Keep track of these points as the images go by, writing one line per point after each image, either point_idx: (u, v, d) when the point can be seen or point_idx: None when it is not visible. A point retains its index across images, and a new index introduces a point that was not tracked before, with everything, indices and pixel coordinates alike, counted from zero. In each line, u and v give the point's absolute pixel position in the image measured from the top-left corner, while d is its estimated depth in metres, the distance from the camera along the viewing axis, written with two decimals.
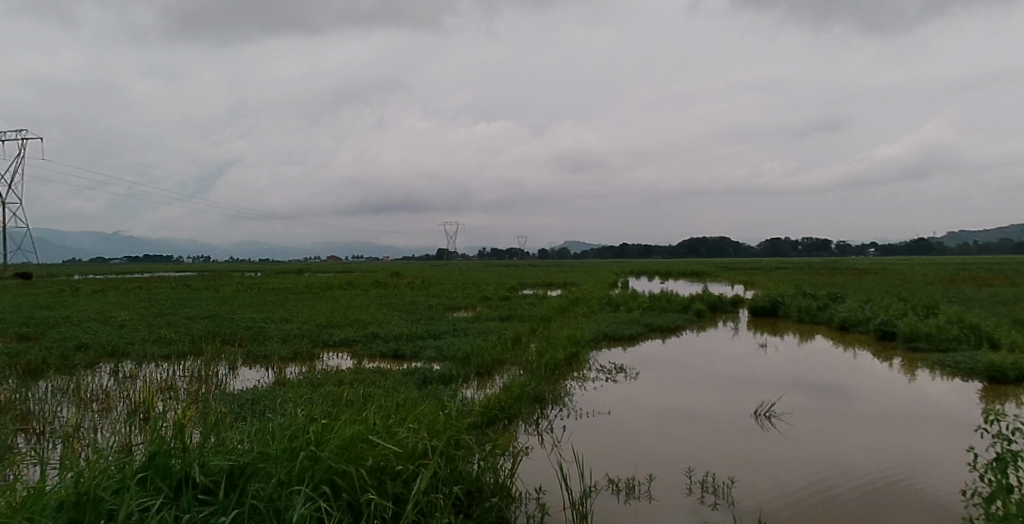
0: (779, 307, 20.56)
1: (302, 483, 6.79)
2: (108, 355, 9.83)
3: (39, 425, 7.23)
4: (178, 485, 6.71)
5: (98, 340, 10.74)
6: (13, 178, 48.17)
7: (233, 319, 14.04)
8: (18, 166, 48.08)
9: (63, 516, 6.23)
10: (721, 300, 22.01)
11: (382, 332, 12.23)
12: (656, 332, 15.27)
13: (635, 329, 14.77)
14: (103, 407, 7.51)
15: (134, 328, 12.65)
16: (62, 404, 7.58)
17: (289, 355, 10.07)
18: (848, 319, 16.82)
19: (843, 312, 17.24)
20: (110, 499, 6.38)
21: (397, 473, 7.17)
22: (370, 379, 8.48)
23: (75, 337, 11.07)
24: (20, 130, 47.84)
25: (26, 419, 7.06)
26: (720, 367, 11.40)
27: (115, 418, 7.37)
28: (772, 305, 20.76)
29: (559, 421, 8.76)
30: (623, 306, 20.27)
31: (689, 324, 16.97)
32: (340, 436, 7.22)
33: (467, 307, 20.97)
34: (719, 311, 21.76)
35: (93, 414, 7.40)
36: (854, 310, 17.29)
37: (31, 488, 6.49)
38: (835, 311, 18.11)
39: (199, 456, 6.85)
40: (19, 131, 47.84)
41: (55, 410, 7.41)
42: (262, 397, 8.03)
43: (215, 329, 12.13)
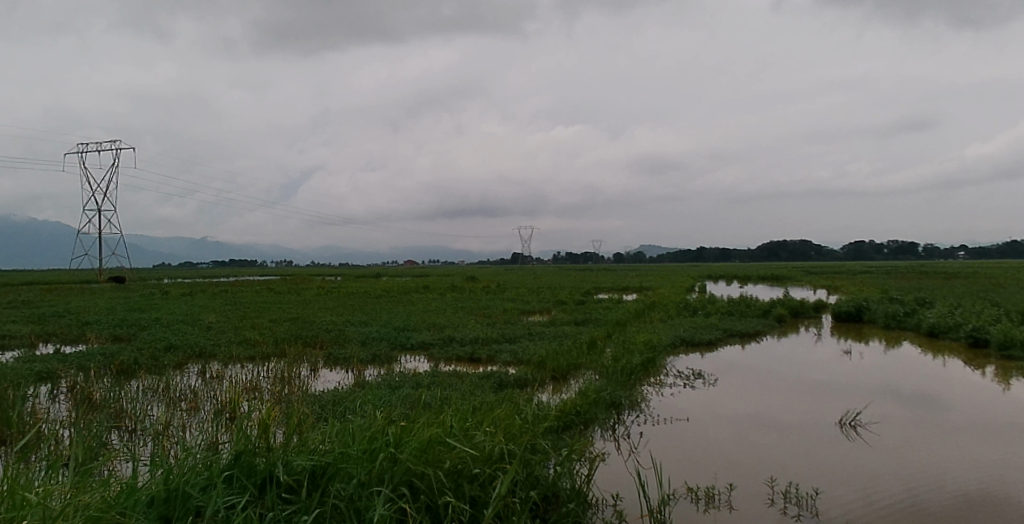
0: (864, 313, 19.94)
1: (382, 484, 6.87)
2: (196, 356, 10.16)
3: (130, 421, 7.42)
4: (262, 483, 6.85)
5: (186, 341, 11.14)
6: (101, 190, 51.28)
7: (314, 321, 14.39)
8: (111, 177, 51.54)
9: (154, 511, 6.43)
10: (801, 305, 21.47)
11: (458, 336, 12.34)
12: (736, 337, 14.96)
13: (715, 334, 14.50)
14: (191, 404, 7.68)
15: (220, 330, 13.09)
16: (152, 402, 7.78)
17: (368, 358, 10.20)
18: (938, 325, 16.17)
19: (932, 319, 16.60)
20: (198, 496, 6.55)
21: (474, 476, 7.19)
22: (448, 381, 8.52)
23: (165, 338, 11.52)
24: (114, 141, 51.05)
25: (119, 417, 7.27)
26: (802, 374, 11.05)
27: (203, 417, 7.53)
28: (857, 311, 20.14)
29: (636, 427, 8.63)
30: (701, 311, 19.97)
31: (770, 329, 16.60)
32: (418, 437, 7.29)
33: (541, 311, 21.03)
34: (801, 316, 21.25)
35: (181, 412, 7.59)
36: (944, 316, 16.60)
37: (125, 482, 6.69)
38: (924, 316, 17.44)
39: (282, 456, 6.96)
40: (113, 142, 51.03)
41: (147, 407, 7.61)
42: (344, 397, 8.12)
43: (297, 332, 12.44)
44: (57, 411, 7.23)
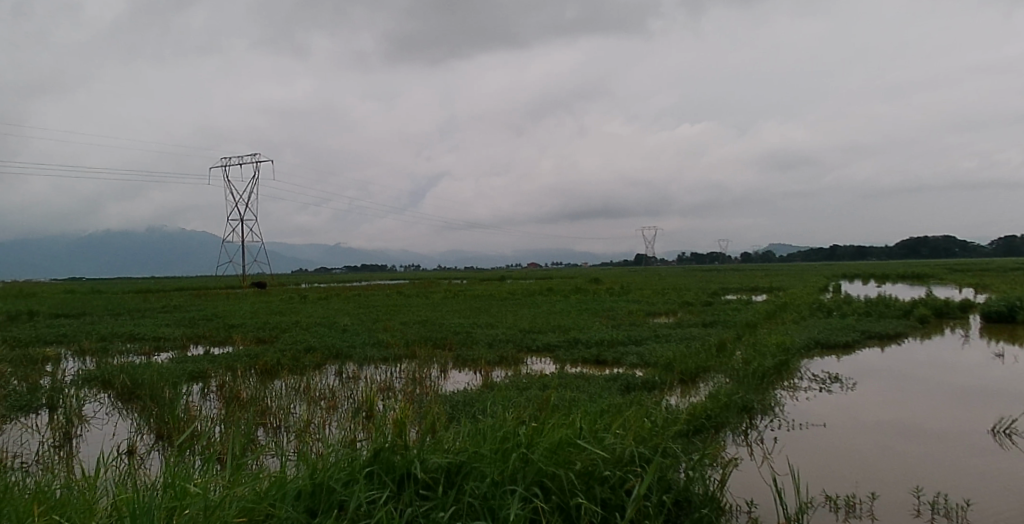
0: (1019, 313, 18.62)
1: (515, 483, 7.01)
2: (333, 356, 10.65)
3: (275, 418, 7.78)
4: (400, 479, 7.15)
5: (323, 343, 11.73)
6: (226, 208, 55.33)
7: (443, 324, 14.93)
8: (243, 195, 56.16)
9: (302, 504, 6.80)
10: (947, 305, 20.33)
11: (584, 337, 12.46)
12: (875, 339, 14.35)
13: (852, 336, 13.98)
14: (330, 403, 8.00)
15: (357, 331, 13.73)
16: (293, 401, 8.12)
17: (496, 358, 10.36)
18: None
19: None
20: (341, 491, 6.88)
21: (605, 478, 7.21)
22: (575, 382, 8.55)
23: (304, 340, 12.16)
24: (244, 159, 55.46)
25: (265, 414, 7.66)
26: (949, 379, 10.41)
27: (340, 416, 7.86)
28: (1010, 310, 18.84)
29: (769, 433, 8.40)
30: (836, 311, 19.27)
31: (912, 331, 15.81)
32: (549, 438, 7.39)
33: (667, 312, 20.88)
34: (946, 317, 20.11)
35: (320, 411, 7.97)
36: None
37: (275, 475, 7.08)
38: None
39: (419, 454, 7.24)
40: (242, 159, 55.45)
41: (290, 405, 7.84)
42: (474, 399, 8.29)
43: (427, 333, 12.91)
44: (209, 407, 7.66)
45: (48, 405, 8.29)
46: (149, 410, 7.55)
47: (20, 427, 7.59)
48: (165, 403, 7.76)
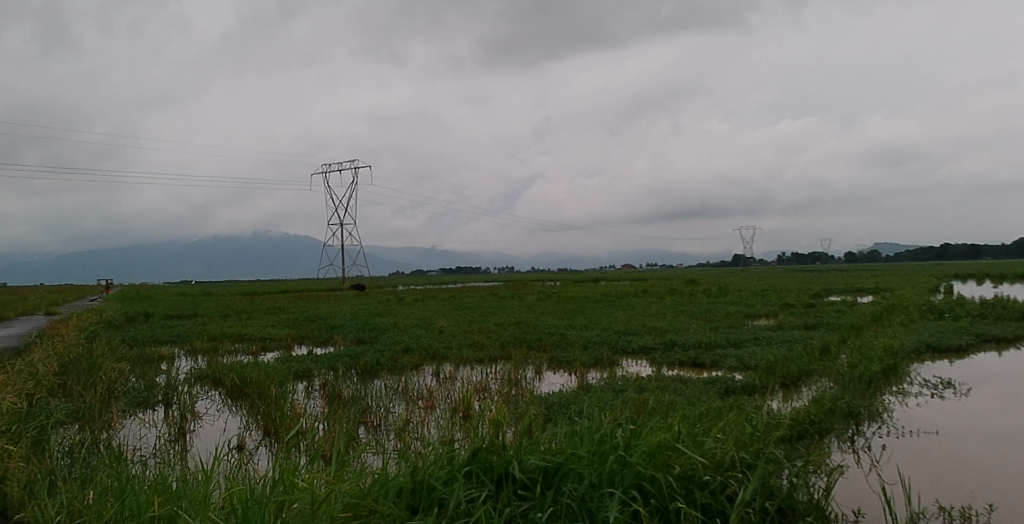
0: None
1: (613, 486, 6.96)
2: (429, 357, 10.95)
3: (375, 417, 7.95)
4: (498, 479, 7.21)
5: (420, 344, 12.13)
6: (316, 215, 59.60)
7: (539, 326, 15.54)
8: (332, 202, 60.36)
9: (403, 501, 6.94)
10: None
11: (680, 340, 12.68)
12: (992, 343, 13.75)
13: (967, 340, 13.44)
14: (427, 403, 8.13)
15: (452, 331, 14.16)
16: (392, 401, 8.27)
17: (592, 361, 10.46)
18: None
19: None
20: (441, 489, 6.97)
21: (706, 483, 7.09)
22: (673, 385, 8.55)
23: (402, 341, 12.63)
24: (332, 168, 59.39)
25: (365, 412, 7.82)
26: None
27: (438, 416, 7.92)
28: None
29: (877, 440, 8.12)
30: (948, 313, 18.50)
31: None
32: (648, 442, 7.35)
33: (769, 314, 20.60)
34: None
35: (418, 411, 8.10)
36: None
37: (377, 473, 7.22)
38: None
39: (516, 454, 7.28)
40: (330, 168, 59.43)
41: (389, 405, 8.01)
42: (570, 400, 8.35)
43: (522, 334, 13.32)
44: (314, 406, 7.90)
45: (164, 401, 8.75)
46: (256, 407, 7.81)
47: (139, 421, 8.03)
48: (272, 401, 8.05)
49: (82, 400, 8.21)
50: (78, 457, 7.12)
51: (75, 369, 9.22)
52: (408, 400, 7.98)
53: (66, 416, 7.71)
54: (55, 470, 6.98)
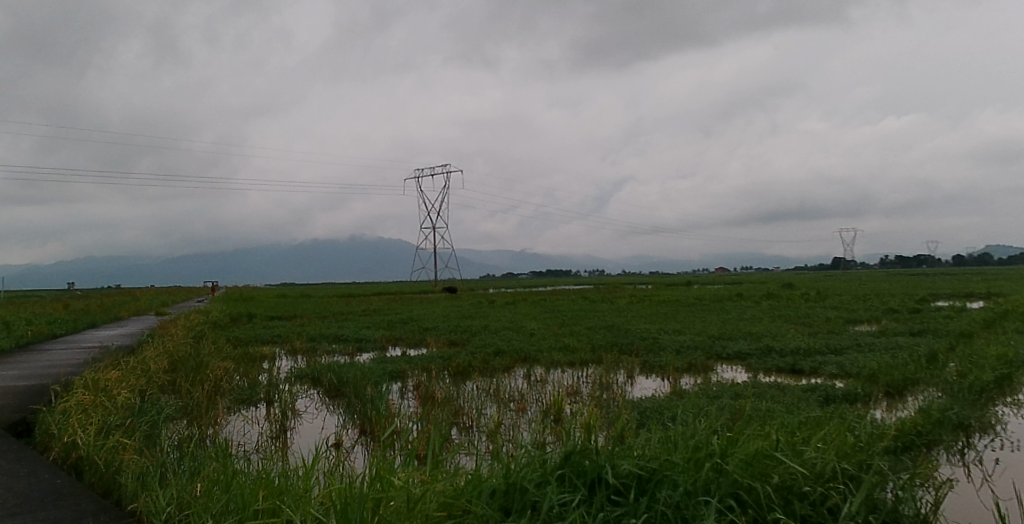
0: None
1: (709, 494, 6.84)
2: (521, 360, 11.32)
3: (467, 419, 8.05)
4: (592, 483, 7.17)
5: (510, 347, 12.61)
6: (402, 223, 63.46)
7: (630, 329, 16.41)
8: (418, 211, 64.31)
9: (496, 502, 6.95)
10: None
11: (777, 346, 13.26)
12: None
13: None
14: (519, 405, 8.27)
15: (543, 335, 14.84)
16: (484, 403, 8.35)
17: (685, 366, 10.80)
18: None
19: None
20: (534, 491, 6.97)
21: (805, 494, 6.91)
22: (771, 393, 8.63)
23: (493, 343, 13.27)
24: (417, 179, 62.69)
25: (458, 414, 7.90)
26: None
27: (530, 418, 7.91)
28: None
29: (990, 453, 7.79)
30: None
31: None
32: (745, 450, 7.22)
33: (870, 320, 20.17)
34: None
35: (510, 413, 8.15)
36: None
37: (470, 474, 7.28)
38: None
39: (609, 459, 7.26)
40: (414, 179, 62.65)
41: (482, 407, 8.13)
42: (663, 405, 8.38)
43: (613, 338, 14.08)
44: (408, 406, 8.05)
45: (265, 399, 9.10)
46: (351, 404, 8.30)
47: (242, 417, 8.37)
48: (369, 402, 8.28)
49: (189, 397, 8.62)
50: (186, 451, 7.40)
51: (185, 367, 9.73)
52: (500, 402, 8.06)
53: (175, 411, 8.09)
54: (166, 463, 7.28)
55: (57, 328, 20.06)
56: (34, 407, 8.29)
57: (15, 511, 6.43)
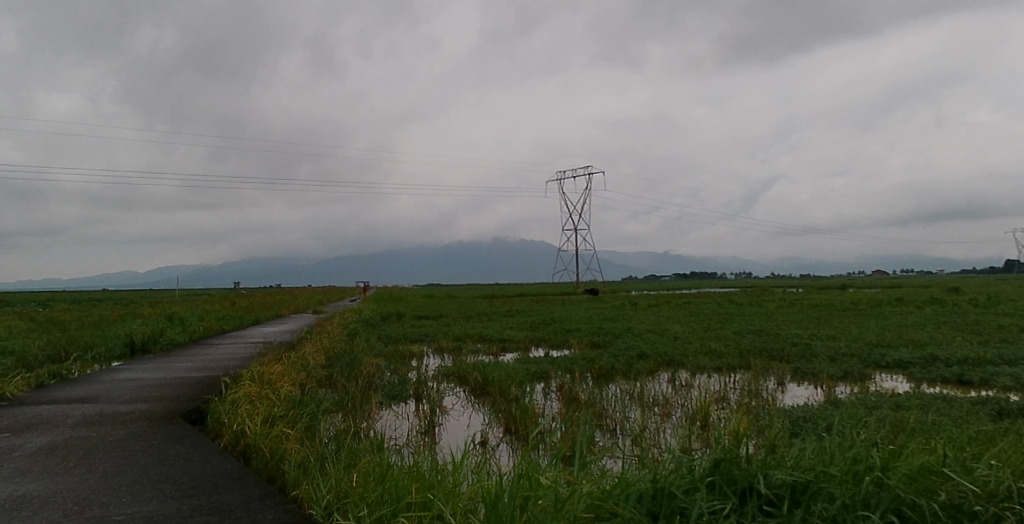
0: None
1: (868, 509, 6.51)
2: (667, 362, 12.13)
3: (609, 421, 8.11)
4: (742, 493, 7.00)
5: (655, 351, 13.55)
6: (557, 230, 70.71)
7: (781, 335, 17.12)
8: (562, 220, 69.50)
9: (644, 507, 6.86)
10: None
11: (942, 356, 13.06)
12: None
13: None
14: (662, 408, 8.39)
15: (687, 339, 16.09)
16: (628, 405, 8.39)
17: (841, 375, 11.54)
18: None
19: None
20: (682, 498, 6.84)
21: (976, 514, 6.44)
22: (937, 406, 8.50)
23: (636, 346, 14.32)
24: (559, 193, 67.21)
25: (602, 416, 7.91)
26: None
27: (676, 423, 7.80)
28: None
29: None
30: None
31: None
32: (909, 464, 6.91)
33: None
34: None
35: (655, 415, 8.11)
36: None
37: (617, 477, 7.23)
38: None
39: (761, 468, 7.08)
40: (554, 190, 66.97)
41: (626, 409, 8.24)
42: (816, 415, 8.33)
43: (761, 345, 14.91)
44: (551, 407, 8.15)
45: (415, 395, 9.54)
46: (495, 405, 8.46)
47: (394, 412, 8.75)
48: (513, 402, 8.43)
49: (344, 391, 9.10)
50: (343, 444, 7.73)
51: (338, 363, 10.31)
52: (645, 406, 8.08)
53: (331, 404, 8.54)
54: (325, 454, 7.62)
55: (226, 323, 22.34)
56: (207, 397, 9.02)
57: (190, 493, 6.97)
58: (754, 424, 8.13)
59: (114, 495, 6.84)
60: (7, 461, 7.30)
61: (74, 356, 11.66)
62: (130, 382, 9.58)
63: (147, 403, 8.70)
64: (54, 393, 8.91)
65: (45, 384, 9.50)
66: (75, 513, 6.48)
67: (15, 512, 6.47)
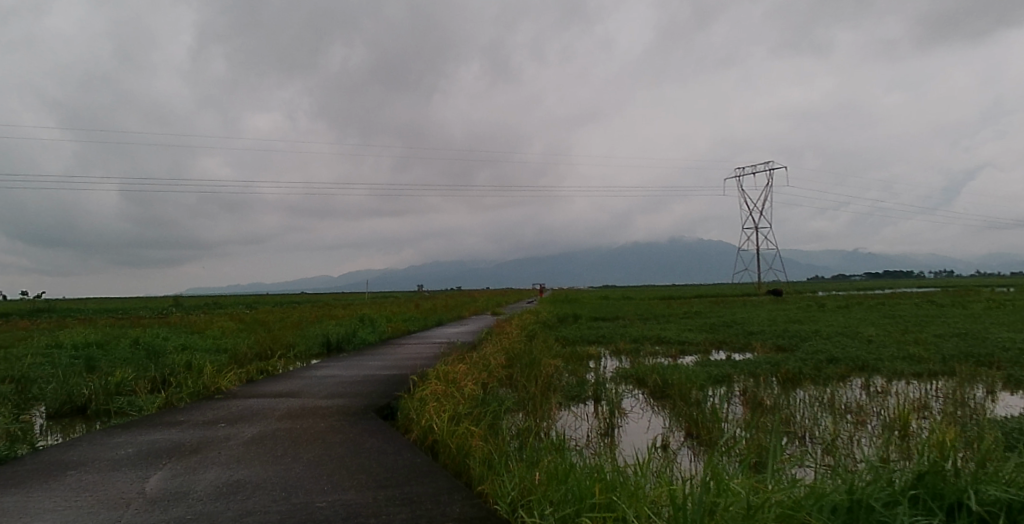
0: None
1: None
2: (859, 369, 12.53)
3: (799, 430, 7.94)
4: (951, 509, 6.54)
5: (845, 356, 13.71)
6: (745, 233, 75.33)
7: (990, 339, 16.23)
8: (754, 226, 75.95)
9: (841, 519, 6.50)
10: None
11: None
12: None
13: None
14: (859, 418, 8.16)
15: (883, 343, 16.12)
16: (820, 415, 8.19)
17: None
18: None
19: None
20: (882, 510, 6.48)
21: None
22: None
23: (826, 351, 14.45)
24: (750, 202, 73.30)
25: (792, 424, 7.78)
26: None
27: (873, 436, 7.51)
28: None
29: None
30: None
31: None
32: None
33: None
34: None
35: (850, 427, 7.85)
36: None
37: (810, 487, 6.91)
38: None
39: (972, 483, 6.59)
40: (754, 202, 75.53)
41: (818, 419, 8.06)
42: None
43: (966, 351, 14.25)
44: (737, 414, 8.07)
45: (595, 398, 9.78)
46: (678, 412, 8.45)
47: (572, 414, 8.92)
48: (693, 405, 8.47)
49: (526, 391, 9.46)
50: (526, 443, 7.92)
51: (519, 366, 10.78)
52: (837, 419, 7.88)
53: (513, 405, 8.86)
54: (508, 452, 7.82)
55: (413, 323, 24.52)
56: (397, 394, 9.59)
57: (384, 484, 7.38)
58: (961, 438, 7.69)
59: (316, 483, 7.39)
60: (225, 449, 8.07)
61: (279, 355, 13.13)
62: (326, 380, 10.37)
63: (344, 398, 9.41)
64: (263, 388, 9.87)
65: (255, 381, 10.55)
66: (283, 499, 7.06)
67: (232, 495, 7.16)
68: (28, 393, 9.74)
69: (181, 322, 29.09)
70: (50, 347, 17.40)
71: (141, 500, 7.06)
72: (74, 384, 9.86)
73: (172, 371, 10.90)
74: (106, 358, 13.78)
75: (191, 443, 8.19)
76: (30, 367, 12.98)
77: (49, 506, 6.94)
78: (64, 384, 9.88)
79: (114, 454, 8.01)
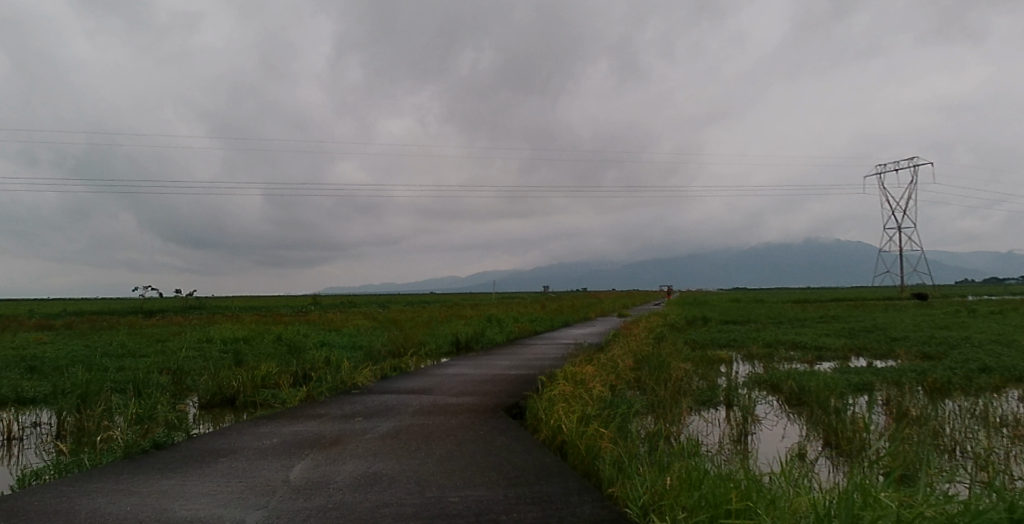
0: None
1: None
2: (1016, 380, 11.89)
3: (950, 444, 7.65)
4: None
5: (998, 366, 13.01)
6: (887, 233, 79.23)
7: None
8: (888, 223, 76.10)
9: None
10: None
11: None
12: None
13: None
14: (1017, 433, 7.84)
15: None
16: (973, 431, 7.86)
17: None
18: None
19: None
20: None
21: None
22: None
23: (975, 360, 13.77)
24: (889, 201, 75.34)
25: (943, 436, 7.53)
26: None
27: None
28: None
29: None
30: None
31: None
32: None
33: None
34: None
35: (1005, 442, 7.48)
36: None
37: (964, 503, 6.51)
38: None
39: None
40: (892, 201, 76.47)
41: (972, 434, 7.74)
42: None
43: None
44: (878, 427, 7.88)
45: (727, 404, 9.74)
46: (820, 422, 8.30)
47: (704, 420, 8.92)
48: (834, 415, 8.35)
49: (657, 396, 9.54)
50: (657, 447, 7.93)
51: (647, 374, 10.89)
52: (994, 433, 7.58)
53: (642, 408, 8.94)
54: (638, 455, 7.83)
55: (536, 324, 25.17)
56: (526, 395, 9.85)
57: (515, 482, 7.52)
58: None
59: (448, 478, 7.61)
60: (362, 442, 8.49)
61: (413, 353, 13.77)
62: (454, 378, 10.75)
63: (474, 396, 9.73)
64: (395, 385, 10.34)
65: (387, 378, 11.08)
66: (419, 492, 7.32)
67: (370, 487, 7.46)
68: (184, 383, 10.69)
69: (316, 319, 31.12)
70: (204, 340, 19.01)
71: (286, 488, 7.46)
72: (224, 377, 10.71)
73: (312, 367, 11.64)
74: (253, 353, 14.90)
75: (331, 435, 8.64)
76: (187, 360, 14.23)
77: (203, 490, 7.44)
78: (215, 378, 10.78)
79: (261, 444, 8.55)
